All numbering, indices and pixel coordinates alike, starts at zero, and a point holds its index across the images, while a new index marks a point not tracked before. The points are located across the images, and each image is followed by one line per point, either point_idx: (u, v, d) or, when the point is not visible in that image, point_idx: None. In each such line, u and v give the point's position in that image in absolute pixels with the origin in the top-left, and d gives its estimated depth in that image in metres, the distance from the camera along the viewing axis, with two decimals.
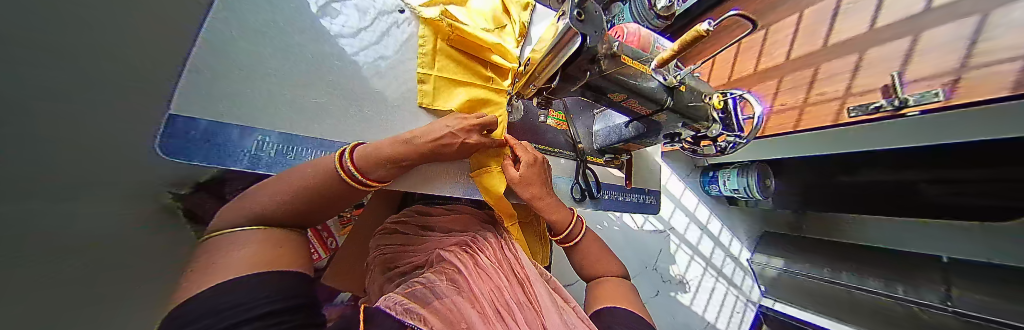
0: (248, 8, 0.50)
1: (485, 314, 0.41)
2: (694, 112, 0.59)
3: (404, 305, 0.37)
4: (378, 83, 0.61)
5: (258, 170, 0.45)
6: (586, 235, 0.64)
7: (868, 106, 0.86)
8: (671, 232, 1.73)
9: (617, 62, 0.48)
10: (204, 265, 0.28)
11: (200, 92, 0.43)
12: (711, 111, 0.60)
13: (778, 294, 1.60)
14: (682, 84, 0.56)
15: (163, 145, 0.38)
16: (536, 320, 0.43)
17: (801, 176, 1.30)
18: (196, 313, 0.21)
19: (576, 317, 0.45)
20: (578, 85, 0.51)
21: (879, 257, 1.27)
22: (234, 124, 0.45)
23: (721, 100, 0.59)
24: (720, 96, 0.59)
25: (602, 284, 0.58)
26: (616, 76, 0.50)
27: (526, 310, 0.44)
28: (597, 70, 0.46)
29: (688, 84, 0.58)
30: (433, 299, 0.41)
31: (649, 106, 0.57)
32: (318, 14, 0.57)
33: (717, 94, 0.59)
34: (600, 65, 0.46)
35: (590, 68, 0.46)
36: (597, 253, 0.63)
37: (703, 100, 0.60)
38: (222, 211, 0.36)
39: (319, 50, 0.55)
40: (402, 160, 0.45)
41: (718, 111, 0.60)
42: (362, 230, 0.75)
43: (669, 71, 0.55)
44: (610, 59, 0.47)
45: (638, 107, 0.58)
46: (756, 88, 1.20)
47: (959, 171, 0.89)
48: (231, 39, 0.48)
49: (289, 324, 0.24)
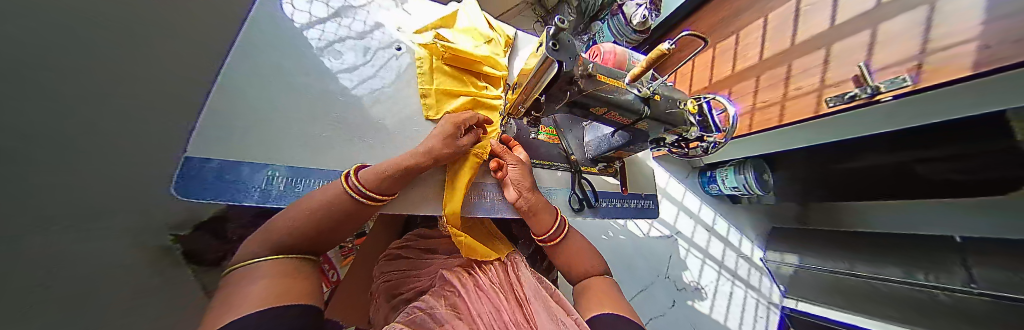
0: (260, 58, 0.55)
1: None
2: (673, 118, 0.62)
3: None
4: (378, 113, 0.64)
5: (268, 204, 0.44)
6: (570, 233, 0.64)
7: (845, 96, 0.86)
8: (678, 236, 1.71)
9: (594, 81, 0.52)
10: (219, 301, 0.28)
11: (212, 135, 0.44)
12: (688, 116, 0.63)
13: (800, 293, 1.53)
14: (656, 94, 0.60)
15: (176, 185, 0.38)
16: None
17: (797, 168, 1.32)
18: None
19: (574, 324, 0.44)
20: (561, 103, 0.54)
21: (891, 245, 1.25)
22: (246, 163, 0.46)
23: (696, 104, 0.63)
24: (694, 101, 0.63)
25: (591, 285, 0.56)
26: (597, 94, 0.53)
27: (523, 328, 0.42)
28: (576, 89, 0.50)
29: (663, 93, 0.62)
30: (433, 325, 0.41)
31: (630, 117, 0.60)
32: (320, 56, 0.63)
33: (691, 99, 0.63)
34: (578, 86, 0.50)
35: (569, 89, 0.50)
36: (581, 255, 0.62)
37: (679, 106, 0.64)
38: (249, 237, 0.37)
39: (324, 89, 0.60)
40: (415, 168, 0.48)
41: (694, 116, 0.63)
42: (363, 259, 0.74)
43: (644, 84, 0.59)
44: (588, 79, 0.51)
45: (620, 118, 0.61)
46: (737, 89, 1.27)
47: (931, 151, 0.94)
48: (241, 81, 0.51)
49: None
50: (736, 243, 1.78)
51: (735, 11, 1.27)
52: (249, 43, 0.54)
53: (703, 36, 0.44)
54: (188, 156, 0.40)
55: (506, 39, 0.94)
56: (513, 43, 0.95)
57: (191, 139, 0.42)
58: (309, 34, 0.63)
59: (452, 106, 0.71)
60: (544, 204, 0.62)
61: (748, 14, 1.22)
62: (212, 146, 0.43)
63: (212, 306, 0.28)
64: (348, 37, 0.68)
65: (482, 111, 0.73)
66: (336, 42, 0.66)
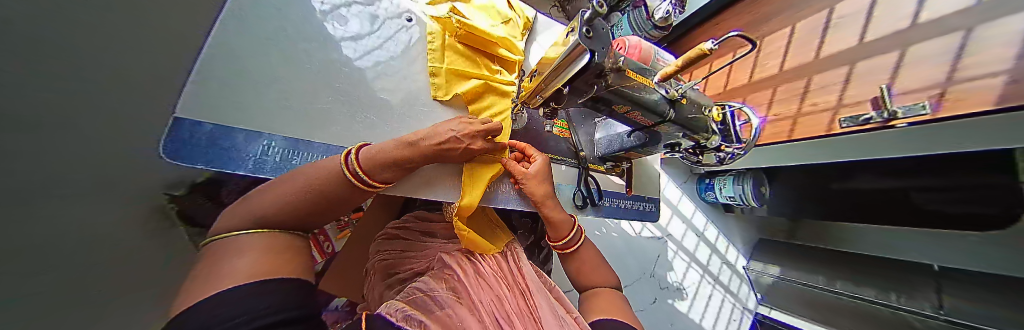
0: (258, 16, 0.51)
1: (484, 323, 0.40)
2: (694, 123, 0.60)
3: (405, 312, 0.37)
4: (382, 89, 0.61)
5: (264, 175, 0.43)
6: (585, 242, 0.66)
7: (858, 118, 0.88)
8: (669, 238, 1.74)
9: (623, 77, 0.49)
10: (202, 272, 0.27)
11: (206, 97, 0.42)
12: (710, 124, 0.61)
13: (775, 301, 1.62)
14: (683, 96, 0.57)
15: (165, 147, 0.36)
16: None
17: (797, 184, 1.32)
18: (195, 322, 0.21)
19: (574, 323, 0.46)
20: (585, 98, 0.52)
21: (874, 268, 1.28)
22: (240, 129, 0.44)
23: (720, 113, 0.61)
24: (719, 108, 0.60)
25: (597, 295, 0.59)
26: (621, 90, 0.50)
27: (525, 320, 0.44)
28: (604, 83, 0.47)
29: (688, 96, 0.59)
30: (435, 308, 0.41)
31: (650, 118, 0.57)
32: (324, 21, 0.58)
33: (716, 106, 0.61)
34: (606, 80, 0.47)
35: (596, 82, 0.47)
36: (592, 263, 0.64)
37: (703, 113, 0.60)
38: (232, 210, 0.36)
39: (326, 57, 0.56)
40: (408, 159, 0.44)
41: (717, 123, 0.61)
42: (360, 236, 0.74)
43: (671, 85, 0.56)
44: (616, 73, 0.47)
45: (640, 118, 0.58)
46: (751, 98, 1.23)
47: (943, 181, 0.92)
48: (237, 40, 0.47)
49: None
50: (724, 250, 1.82)
51: (761, 16, 1.21)
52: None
53: (749, 39, 0.41)
54: (177, 117, 0.38)
55: (524, 21, 0.89)
56: (531, 26, 0.90)
57: (181, 97, 0.39)
58: None
59: (463, 89, 0.66)
60: (563, 218, 0.63)
61: (776, 20, 1.16)
62: (207, 109, 0.41)
63: (193, 279, 0.27)
64: (354, 2, 0.64)
65: (493, 97, 0.69)
66: (342, 7, 0.62)
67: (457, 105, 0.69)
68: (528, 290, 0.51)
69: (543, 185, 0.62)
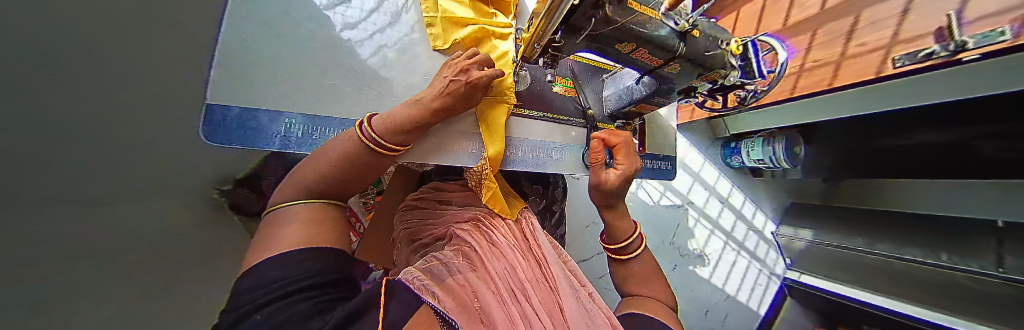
0: (261, 1, 0.52)
1: (499, 293, 0.38)
2: (710, 59, 0.54)
3: (422, 279, 0.32)
4: (388, 62, 0.62)
5: (291, 150, 0.48)
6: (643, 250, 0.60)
7: (918, 54, 0.71)
8: (689, 206, 1.70)
9: (625, 9, 0.44)
10: (265, 238, 0.31)
11: (233, 82, 0.46)
12: (728, 57, 0.55)
13: (805, 267, 1.57)
14: (694, 27, 0.51)
15: (207, 134, 0.42)
16: (552, 301, 0.41)
17: (838, 142, 1.22)
18: (246, 288, 0.23)
19: (593, 307, 0.42)
20: (582, 37, 0.48)
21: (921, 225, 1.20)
22: (262, 111, 0.47)
23: (740, 45, 0.54)
24: (738, 40, 0.54)
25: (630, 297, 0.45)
26: (627, 26, 0.45)
27: (541, 295, 0.41)
28: (603, 15, 0.43)
29: (701, 28, 0.53)
30: (446, 274, 0.38)
31: (660, 56, 0.52)
32: (324, 0, 0.59)
33: (735, 39, 0.54)
34: (605, 11, 0.42)
35: (593, 15, 0.42)
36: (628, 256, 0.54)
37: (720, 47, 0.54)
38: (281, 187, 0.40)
39: (330, 36, 0.57)
40: (422, 120, 0.45)
41: (735, 57, 0.55)
42: (382, 211, 0.79)
43: (681, 14, 0.50)
44: (617, 5, 0.43)
45: (649, 58, 0.53)
46: (790, 42, 1.10)
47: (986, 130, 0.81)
48: (244, 25, 0.49)
49: (329, 297, 0.25)
50: (750, 216, 1.77)
51: None
52: None
53: None
54: (208, 104, 0.43)
55: None
56: None
57: (210, 87, 0.44)
58: None
59: (461, 35, 0.65)
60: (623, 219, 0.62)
61: None
62: (232, 94, 0.45)
63: (253, 246, 0.32)
64: None
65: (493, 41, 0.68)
66: None
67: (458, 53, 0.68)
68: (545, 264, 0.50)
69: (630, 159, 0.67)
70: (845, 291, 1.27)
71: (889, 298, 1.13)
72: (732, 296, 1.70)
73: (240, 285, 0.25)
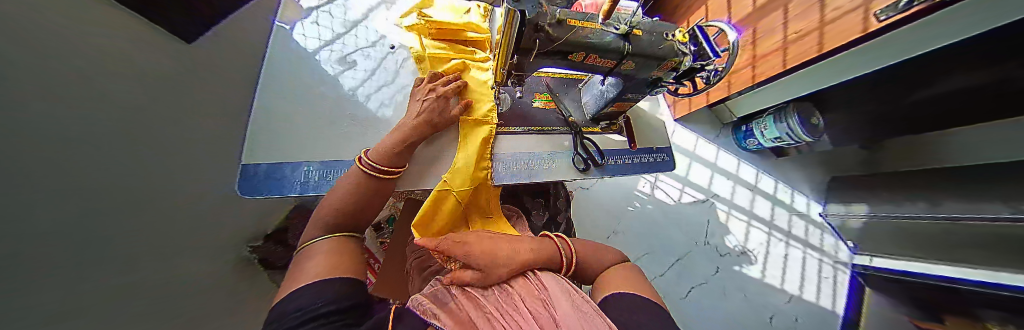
0: (284, 80, 0.64)
1: (491, 309, 0.35)
2: (661, 52, 0.57)
3: (424, 305, 0.33)
4: (387, 107, 0.70)
5: (310, 193, 0.53)
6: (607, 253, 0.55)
7: (897, 4, 0.68)
8: (716, 199, 1.59)
9: (567, 27, 0.49)
10: (292, 274, 0.34)
11: (261, 145, 0.55)
12: (678, 46, 0.57)
13: (874, 249, 1.40)
14: (636, 28, 0.54)
15: (241, 187, 0.50)
16: (539, 305, 0.35)
17: (853, 98, 1.14)
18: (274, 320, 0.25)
19: (584, 300, 0.36)
20: (533, 55, 0.52)
21: (989, 175, 1.05)
22: (286, 163, 0.55)
23: (685, 33, 0.57)
24: (682, 30, 0.57)
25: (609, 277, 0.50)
26: (569, 41, 0.50)
27: (529, 302, 0.37)
28: (545, 36, 0.48)
29: (643, 27, 0.55)
30: (450, 297, 0.37)
31: (610, 57, 0.55)
32: (331, 69, 0.70)
33: (680, 29, 0.57)
34: (546, 32, 0.47)
35: (538, 36, 0.47)
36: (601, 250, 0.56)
37: (667, 39, 0.57)
38: (311, 221, 0.42)
39: (339, 95, 0.67)
40: (409, 139, 0.54)
41: (685, 44, 0.57)
42: (395, 244, 0.81)
43: (619, 20, 0.54)
44: (558, 26, 0.48)
45: (602, 60, 0.57)
46: (763, 24, 1.13)
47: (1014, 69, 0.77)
48: (270, 100, 0.61)
49: (339, 323, 0.26)
50: (789, 200, 1.63)
51: None
52: (273, 71, 0.64)
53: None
54: (244, 164, 0.52)
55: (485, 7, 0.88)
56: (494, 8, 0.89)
57: (246, 152, 0.53)
58: (320, 55, 0.71)
59: (445, 71, 0.71)
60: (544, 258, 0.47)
61: None
62: (259, 155, 0.53)
63: (286, 277, 0.35)
64: (353, 50, 0.75)
65: (476, 72, 0.73)
66: (342, 55, 0.73)
67: None
68: (533, 269, 0.46)
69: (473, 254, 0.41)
70: (930, 270, 1.06)
71: (956, 266, 1.00)
72: (796, 295, 1.48)
73: (271, 318, 0.27)
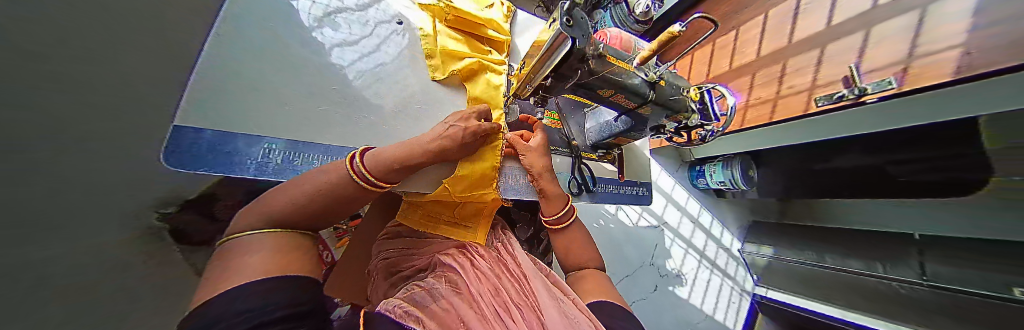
0: (251, 23, 0.52)
1: (482, 313, 0.37)
2: (673, 104, 0.63)
3: (404, 308, 0.33)
4: (379, 89, 0.62)
5: (267, 177, 0.45)
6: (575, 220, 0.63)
7: (833, 95, 0.87)
8: (665, 226, 1.79)
9: (604, 62, 0.51)
10: (218, 270, 0.27)
11: (205, 100, 0.43)
12: (690, 103, 0.64)
13: (774, 282, 1.66)
14: (661, 79, 0.60)
15: (167, 156, 0.38)
16: (535, 315, 0.37)
17: (786, 162, 1.38)
18: (212, 315, 0.20)
19: (578, 310, 0.38)
20: (569, 83, 0.53)
21: (856, 239, 1.41)
22: (238, 134, 0.45)
23: (698, 93, 0.63)
24: (696, 89, 0.63)
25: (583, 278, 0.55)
26: (606, 76, 0.52)
27: (525, 311, 0.38)
28: (586, 69, 0.49)
29: (666, 79, 0.61)
30: (431, 301, 0.38)
31: (634, 101, 0.59)
32: (315, 27, 0.59)
33: (694, 88, 0.64)
34: (588, 65, 0.49)
35: (579, 67, 0.48)
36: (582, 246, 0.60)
37: (681, 93, 0.65)
38: (239, 214, 0.36)
39: (323, 62, 0.57)
40: (411, 161, 0.46)
41: (695, 102, 0.64)
42: (361, 237, 0.74)
43: (649, 68, 0.59)
44: (598, 59, 0.50)
45: (625, 102, 0.60)
46: (733, 83, 1.26)
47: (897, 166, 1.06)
48: (226, 41, 0.48)
49: None
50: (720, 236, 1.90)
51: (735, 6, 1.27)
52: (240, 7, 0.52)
53: (712, 19, 0.46)
54: (176, 125, 0.39)
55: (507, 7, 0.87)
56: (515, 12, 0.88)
57: (179, 107, 0.41)
58: (302, 6, 0.59)
59: (458, 67, 0.69)
60: (557, 192, 0.62)
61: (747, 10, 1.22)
62: (202, 115, 0.42)
63: (204, 277, 0.27)
64: (343, 8, 0.64)
65: (489, 73, 0.72)
66: (330, 13, 0.62)
67: (453, 83, 0.71)
68: (526, 278, 0.47)
69: (540, 157, 0.65)
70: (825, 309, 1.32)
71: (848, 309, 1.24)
72: (710, 314, 1.74)
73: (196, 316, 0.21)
